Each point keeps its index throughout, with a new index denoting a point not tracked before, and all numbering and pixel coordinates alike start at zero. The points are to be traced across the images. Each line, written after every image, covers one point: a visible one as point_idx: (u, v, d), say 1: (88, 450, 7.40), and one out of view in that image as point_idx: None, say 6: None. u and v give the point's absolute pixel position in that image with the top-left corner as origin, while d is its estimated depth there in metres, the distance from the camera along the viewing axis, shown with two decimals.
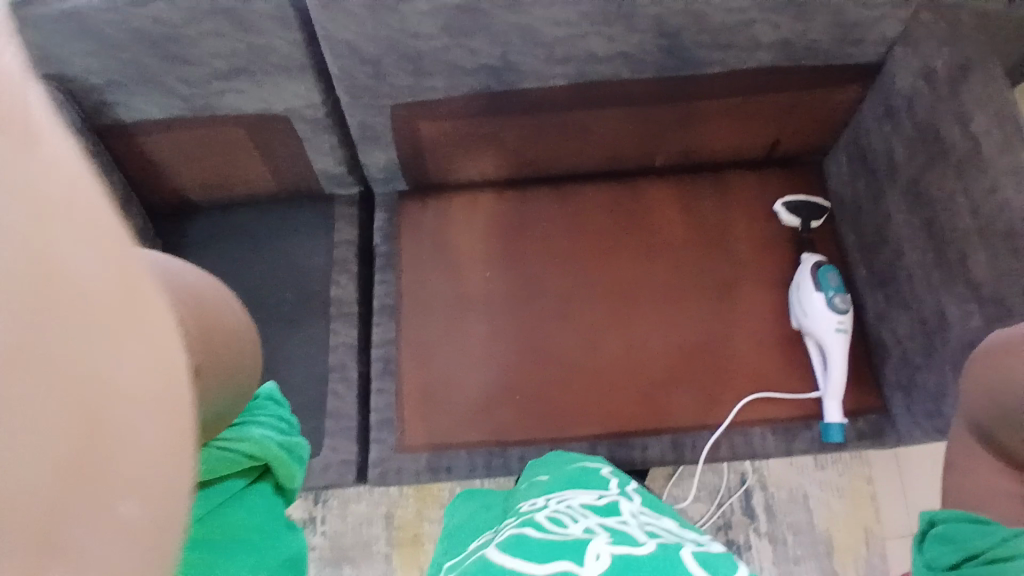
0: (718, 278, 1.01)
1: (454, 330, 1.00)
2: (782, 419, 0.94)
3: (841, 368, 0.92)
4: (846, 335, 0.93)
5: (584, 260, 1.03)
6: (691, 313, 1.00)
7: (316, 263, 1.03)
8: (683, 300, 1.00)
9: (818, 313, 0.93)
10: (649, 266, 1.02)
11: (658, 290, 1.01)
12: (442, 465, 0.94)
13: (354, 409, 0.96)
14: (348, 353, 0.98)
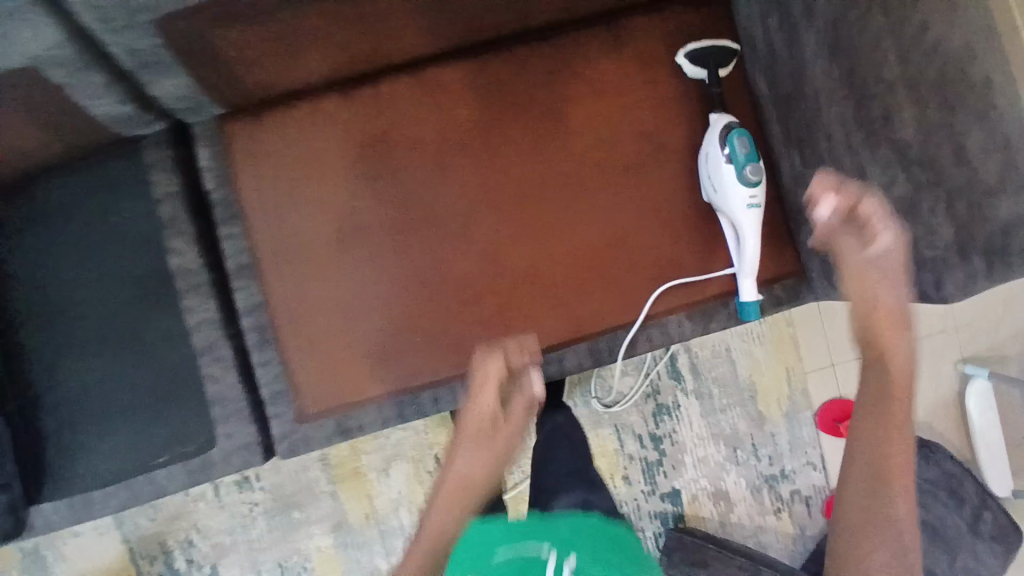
0: (620, 159, 0.88)
1: (331, 278, 0.86)
2: (698, 303, 0.89)
3: (755, 244, 0.84)
4: (759, 208, 0.83)
5: (467, 164, 0.87)
6: (596, 205, 0.88)
7: (137, 228, 0.83)
8: (585, 188, 0.88)
9: (728, 187, 0.82)
10: (542, 160, 0.88)
11: (557, 186, 0.88)
12: (352, 424, 0.86)
13: (239, 389, 0.85)
14: (214, 330, 0.84)
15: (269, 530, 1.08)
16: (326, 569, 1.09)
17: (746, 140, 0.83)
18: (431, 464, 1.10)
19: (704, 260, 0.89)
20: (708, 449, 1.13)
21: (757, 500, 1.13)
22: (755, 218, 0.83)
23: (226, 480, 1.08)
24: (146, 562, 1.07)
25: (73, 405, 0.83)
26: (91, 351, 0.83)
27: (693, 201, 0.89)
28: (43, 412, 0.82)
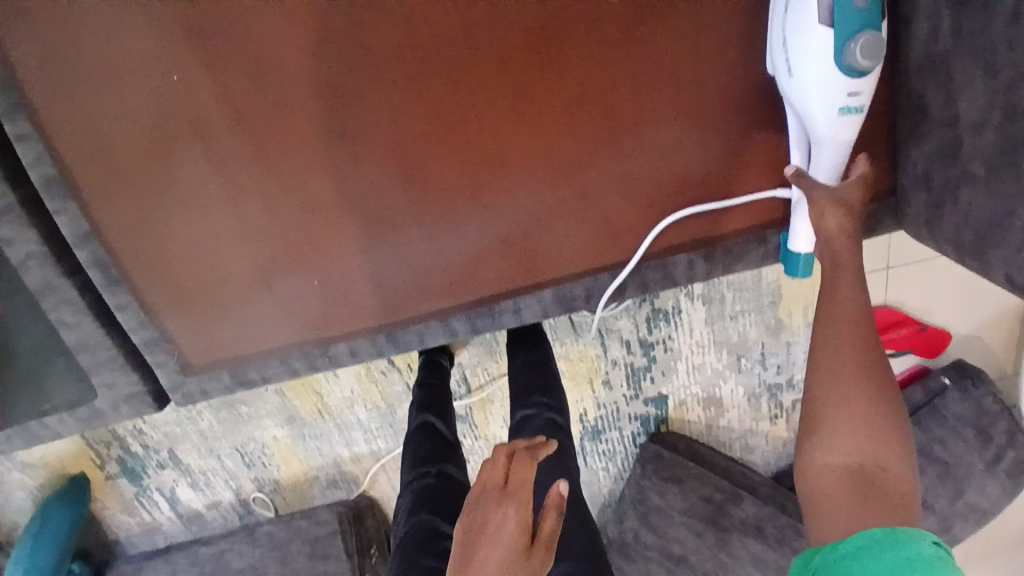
0: (601, 26, 0.59)
1: (190, 200, 0.62)
2: (720, 236, 0.66)
3: (836, 161, 0.61)
4: (857, 108, 0.58)
5: (368, 26, 0.57)
6: (562, 97, 0.61)
7: None
8: (539, 73, 0.60)
9: (819, 72, 0.56)
10: (483, 22, 0.58)
11: (505, 64, 0.60)
12: (253, 376, 0.69)
13: (108, 336, 0.68)
14: (49, 267, 0.63)
15: (219, 422, 1.01)
16: (286, 455, 1.04)
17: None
18: (382, 365, 0.96)
19: (718, 177, 0.65)
20: (708, 357, 0.95)
21: (753, 407, 0.99)
22: (849, 123, 0.58)
23: None
24: (102, 448, 1.06)
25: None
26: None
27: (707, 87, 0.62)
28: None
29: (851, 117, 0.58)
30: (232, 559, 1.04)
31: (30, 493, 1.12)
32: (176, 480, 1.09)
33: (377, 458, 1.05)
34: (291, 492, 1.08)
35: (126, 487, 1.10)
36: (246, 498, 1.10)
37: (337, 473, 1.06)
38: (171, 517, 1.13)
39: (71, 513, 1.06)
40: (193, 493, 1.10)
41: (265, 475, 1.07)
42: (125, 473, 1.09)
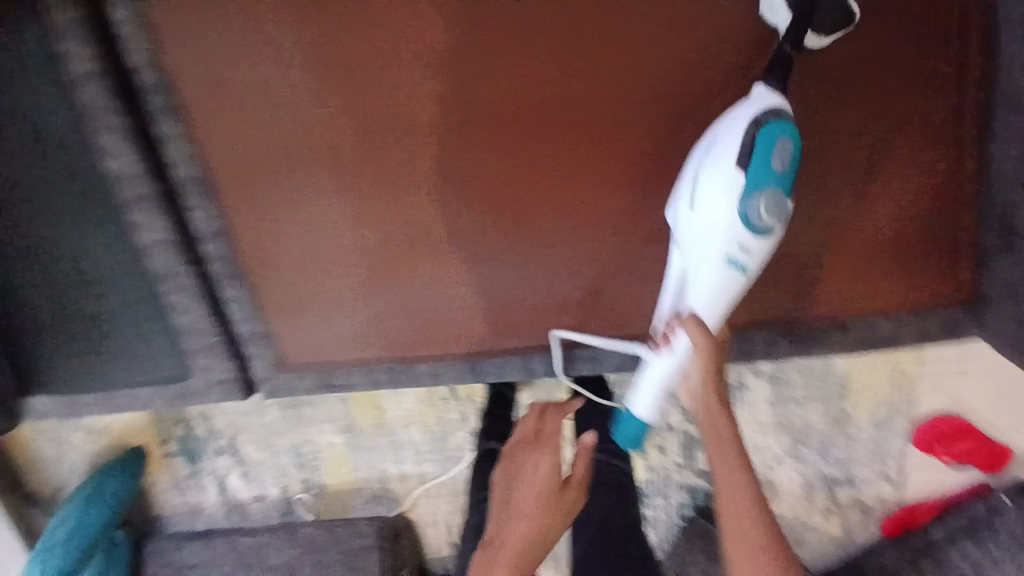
0: (709, 112, 0.64)
1: (316, 216, 0.68)
2: (802, 318, 0.73)
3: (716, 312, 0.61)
4: (740, 270, 0.58)
5: (501, 88, 0.63)
6: (665, 172, 0.66)
7: (63, 121, 0.63)
8: (651, 147, 0.65)
9: (708, 217, 0.57)
10: (604, 97, 0.63)
11: (621, 134, 0.65)
12: (338, 382, 0.74)
13: (212, 326, 0.73)
14: (171, 254, 0.68)
15: (284, 422, 1.07)
16: (336, 462, 1.08)
17: (784, 159, 0.56)
18: (445, 392, 0.99)
19: (806, 264, 0.72)
20: (765, 437, 0.94)
21: (806, 496, 0.97)
22: (731, 281, 0.59)
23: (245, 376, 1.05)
24: (168, 424, 1.10)
25: (47, 312, 0.74)
26: (48, 258, 0.70)
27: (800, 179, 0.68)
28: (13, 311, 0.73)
29: (733, 275, 0.59)
30: (269, 554, 1.07)
31: (83, 459, 1.14)
32: (230, 468, 1.13)
33: (422, 481, 1.08)
34: (334, 499, 1.11)
35: (180, 467, 1.14)
36: (291, 497, 1.13)
37: (381, 488, 1.09)
38: (215, 503, 1.16)
39: (129, 484, 1.10)
40: (242, 483, 1.14)
41: (313, 478, 1.11)
42: (182, 453, 1.12)
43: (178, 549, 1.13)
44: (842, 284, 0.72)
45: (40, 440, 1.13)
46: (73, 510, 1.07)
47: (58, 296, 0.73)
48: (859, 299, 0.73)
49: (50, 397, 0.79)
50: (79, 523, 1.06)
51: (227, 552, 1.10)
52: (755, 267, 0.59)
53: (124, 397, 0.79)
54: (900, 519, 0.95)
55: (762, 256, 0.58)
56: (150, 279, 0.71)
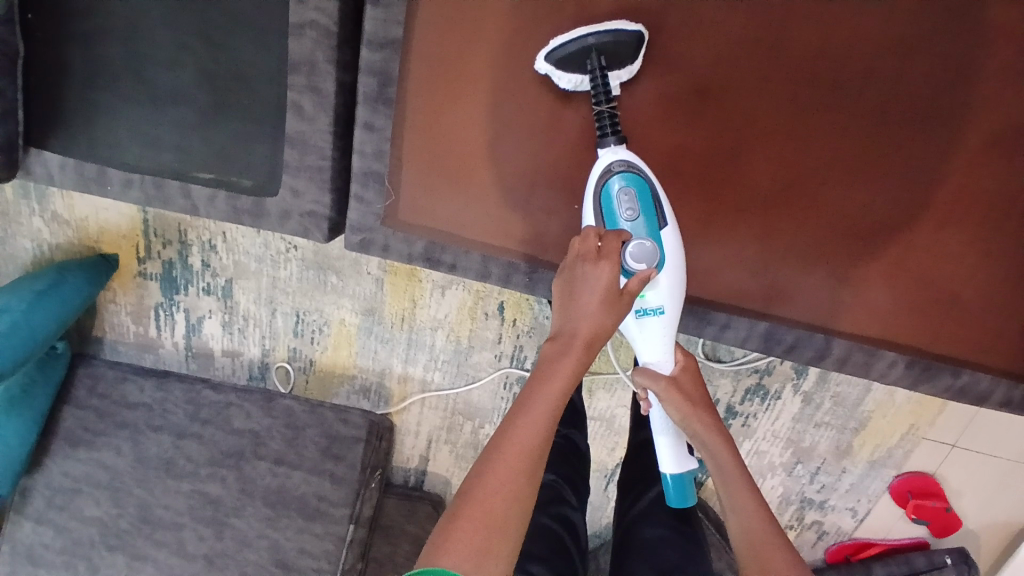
0: (981, 122, 0.58)
1: (509, 69, 0.59)
2: (951, 358, 0.64)
3: (659, 356, 0.62)
4: (659, 312, 0.60)
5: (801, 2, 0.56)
6: (903, 167, 0.59)
7: None
8: (885, 128, 0.59)
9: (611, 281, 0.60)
10: (892, 59, 0.57)
11: (860, 103, 0.58)
12: (444, 259, 0.65)
13: (328, 144, 0.62)
14: (323, 46, 0.58)
15: (299, 281, 0.95)
16: (340, 341, 0.99)
17: (635, 211, 0.57)
18: (492, 307, 0.93)
19: (980, 309, 0.63)
20: (770, 446, 0.98)
21: (777, 509, 1.03)
22: (654, 327, 0.61)
23: (271, 236, 0.93)
24: (158, 243, 0.96)
25: (140, 65, 0.63)
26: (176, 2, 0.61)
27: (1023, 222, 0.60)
28: (103, 50, 0.63)
29: (652, 320, 0.60)
30: (234, 417, 0.95)
31: (37, 251, 0.98)
32: (212, 312, 1.00)
33: (423, 389, 1.01)
34: (319, 379, 1.03)
35: (153, 293, 0.99)
36: (270, 363, 1.02)
37: (375, 383, 1.02)
38: (176, 344, 1.03)
39: (88, 292, 0.93)
40: (220, 332, 1.01)
41: (305, 351, 1.01)
42: (161, 280, 0.98)
43: (122, 382, 0.96)
44: (992, 343, 0.64)
45: None
46: (16, 302, 0.86)
47: (160, 51, 0.62)
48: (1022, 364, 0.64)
49: (84, 163, 0.67)
50: (24, 317, 0.85)
51: (183, 402, 0.96)
52: (672, 309, 0.60)
53: (174, 191, 0.66)
54: (847, 550, 1.04)
55: (673, 296, 0.60)
56: (283, 70, 0.61)
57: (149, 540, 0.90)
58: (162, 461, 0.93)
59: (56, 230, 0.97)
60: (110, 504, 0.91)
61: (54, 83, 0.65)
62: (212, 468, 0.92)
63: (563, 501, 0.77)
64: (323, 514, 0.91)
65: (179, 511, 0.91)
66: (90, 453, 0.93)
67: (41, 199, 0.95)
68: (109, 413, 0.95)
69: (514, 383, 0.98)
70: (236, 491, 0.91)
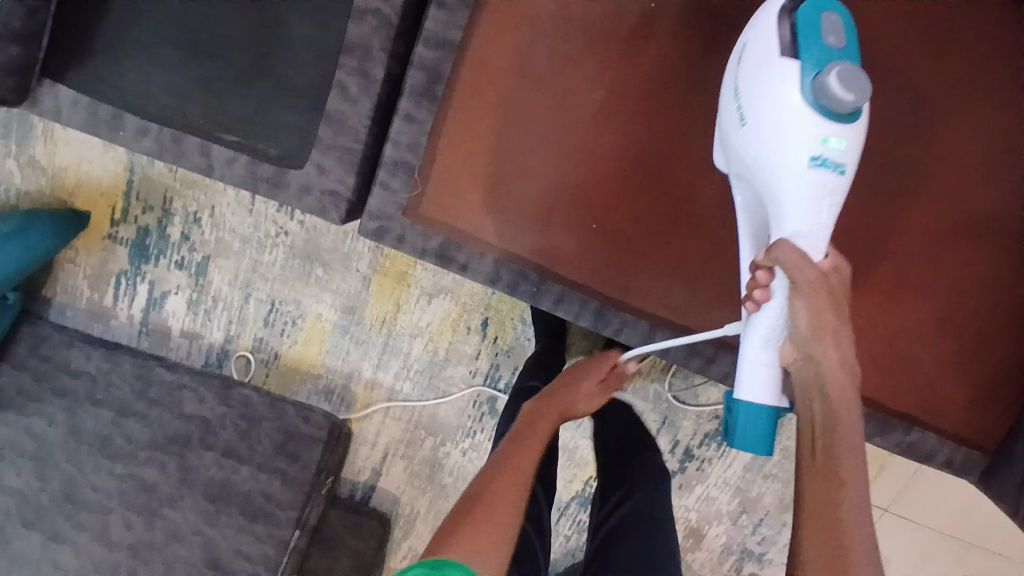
0: (941, 207, 0.67)
1: (551, 89, 0.63)
2: (901, 413, 0.70)
3: (813, 228, 0.51)
4: (836, 163, 0.50)
5: None
6: (878, 234, 0.67)
7: None
8: (866, 199, 0.67)
9: (785, 115, 0.50)
10: (885, 140, 0.66)
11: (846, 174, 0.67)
12: (457, 259, 0.66)
13: (363, 127, 0.63)
14: (380, 34, 0.61)
15: (282, 267, 0.93)
16: (313, 337, 0.96)
17: (836, 38, 0.50)
18: (475, 322, 0.94)
19: (929, 371, 0.70)
20: (719, 493, 1.00)
21: (719, 559, 1.04)
22: (823, 180, 0.50)
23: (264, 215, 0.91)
24: (138, 206, 0.92)
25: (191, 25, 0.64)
26: None
27: (970, 298, 0.69)
28: None
29: (828, 174, 0.50)
30: (185, 401, 0.89)
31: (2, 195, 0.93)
32: (179, 288, 0.95)
33: (389, 397, 0.99)
34: (281, 374, 0.98)
35: (118, 259, 0.95)
36: (231, 350, 0.98)
37: (340, 386, 0.99)
38: (131, 318, 0.97)
39: (52, 245, 0.88)
40: (183, 311, 0.96)
41: (272, 343, 0.97)
42: (132, 246, 0.94)
43: (67, 347, 0.91)
44: (937, 405, 0.70)
45: None
46: None
47: None
48: (959, 426, 0.71)
49: (101, 103, 0.64)
50: None
51: (130, 377, 0.90)
52: (845, 169, 0.50)
53: (191, 148, 0.64)
54: None
55: (852, 149, 0.50)
56: (333, 51, 0.63)
57: (70, 521, 0.84)
58: (98, 438, 0.86)
59: (30, 177, 0.92)
60: (32, 475, 0.84)
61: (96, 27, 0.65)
62: (152, 452, 0.86)
63: (538, 502, 0.77)
64: (267, 515, 0.85)
65: (109, 494, 0.84)
66: (19, 419, 0.86)
67: (22, 141, 0.91)
68: (47, 377, 0.89)
69: (484, 403, 0.98)
70: (175, 481, 0.85)
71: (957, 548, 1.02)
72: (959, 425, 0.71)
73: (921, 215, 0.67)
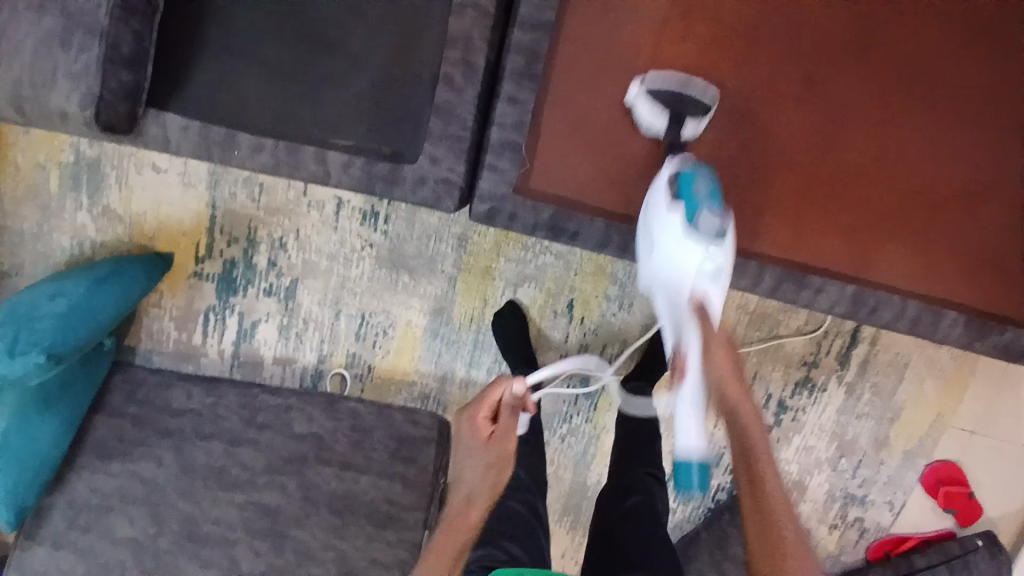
0: (1014, 117, 0.71)
1: (638, 58, 0.68)
2: (998, 315, 0.75)
3: (720, 295, 0.64)
4: (719, 278, 0.63)
5: (874, 15, 0.69)
6: (960, 149, 0.71)
7: None
8: (946, 121, 0.71)
9: (677, 243, 0.62)
10: (948, 57, 0.70)
11: (924, 98, 0.70)
12: (568, 228, 0.70)
13: (470, 115, 0.67)
14: (480, 25, 0.65)
15: (369, 280, 0.96)
16: (404, 345, 0.98)
17: (707, 185, 0.62)
18: (561, 306, 0.97)
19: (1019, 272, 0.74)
20: (818, 441, 1.03)
21: (824, 509, 1.06)
22: (717, 257, 0.62)
23: (348, 229, 0.94)
24: (222, 240, 0.95)
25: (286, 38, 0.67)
26: None
27: None
28: (249, 26, 0.67)
29: (720, 242, 0.61)
30: (295, 421, 0.90)
31: (78, 248, 0.96)
32: (269, 315, 0.97)
33: (484, 394, 1.00)
34: (376, 385, 1.00)
35: (206, 295, 0.97)
36: (325, 369, 0.99)
37: (436, 390, 1.00)
38: (222, 352, 0.99)
39: (144, 284, 0.91)
40: (275, 337, 0.98)
41: (365, 356, 0.99)
42: (219, 281, 0.96)
43: (166, 389, 0.91)
44: None
45: (34, 206, 0.94)
46: (75, 286, 0.86)
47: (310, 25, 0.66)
48: None
49: (213, 127, 0.67)
50: (84, 300, 0.85)
51: (236, 407, 0.91)
52: (728, 251, 0.63)
53: (307, 156, 0.67)
54: (888, 545, 1.06)
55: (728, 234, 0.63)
56: (433, 46, 0.66)
57: (195, 560, 0.84)
58: (211, 471, 0.86)
59: (105, 225, 0.95)
60: (147, 521, 0.84)
61: (191, 55, 0.67)
62: (270, 477, 0.86)
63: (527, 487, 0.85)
64: (394, 520, 0.86)
65: (232, 524, 0.85)
66: (125, 466, 0.85)
67: (96, 193, 0.94)
68: (150, 421, 0.88)
69: (577, 384, 1.00)
70: (297, 501, 0.86)
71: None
72: None
73: (998, 129, 0.71)
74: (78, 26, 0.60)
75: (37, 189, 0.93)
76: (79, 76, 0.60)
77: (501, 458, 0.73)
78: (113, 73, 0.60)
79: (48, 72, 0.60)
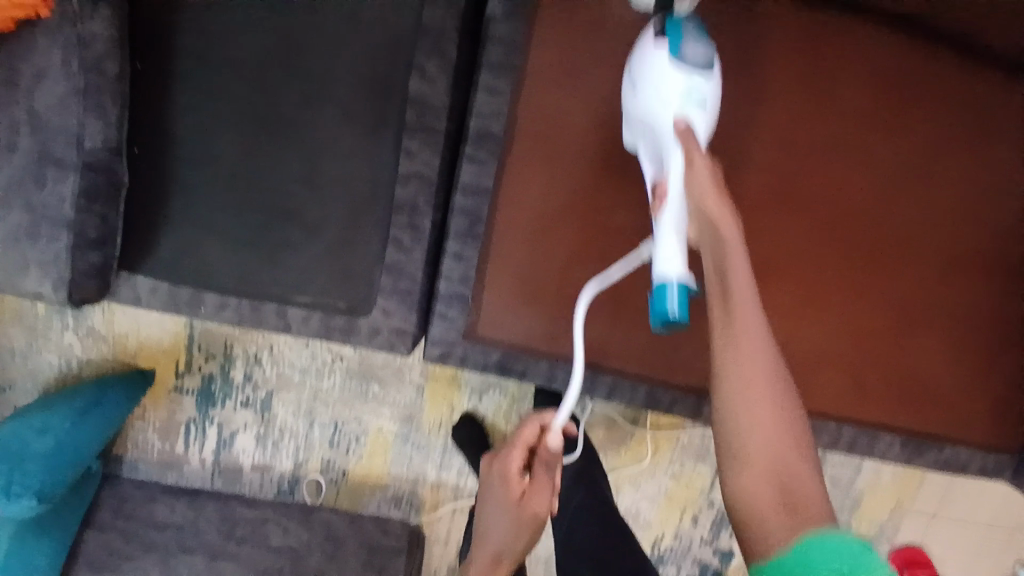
0: (935, 254, 0.75)
1: (574, 212, 0.72)
2: (930, 436, 0.78)
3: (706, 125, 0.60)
4: (704, 105, 0.59)
5: (799, 163, 0.73)
6: (886, 284, 0.75)
7: (399, 50, 0.68)
8: (869, 257, 0.74)
9: (661, 73, 0.59)
10: (885, 191, 0.74)
11: (847, 237, 0.74)
12: (515, 367, 0.75)
13: (420, 271, 0.73)
14: (425, 192, 0.71)
15: (340, 390, 1.00)
16: (376, 450, 1.03)
17: (695, 30, 0.60)
18: (525, 410, 1.02)
19: (948, 397, 0.77)
20: None
21: None
22: (696, 117, 0.59)
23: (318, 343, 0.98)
24: (200, 357, 0.99)
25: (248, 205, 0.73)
26: None
27: (971, 326, 0.77)
28: None
29: (695, 111, 0.59)
30: (271, 533, 0.95)
31: (63, 366, 1.01)
32: (247, 425, 1.02)
33: (455, 495, 1.04)
34: (350, 490, 1.04)
35: (186, 408, 1.02)
36: (301, 475, 1.03)
37: (408, 491, 1.04)
38: (203, 461, 1.03)
39: (126, 407, 0.96)
40: (252, 446, 1.02)
41: (339, 462, 1.03)
42: (198, 394, 1.01)
43: (150, 502, 0.96)
44: (961, 424, 0.78)
45: (21, 328, 0.99)
46: (59, 420, 0.90)
47: None
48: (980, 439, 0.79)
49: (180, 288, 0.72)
50: (68, 436, 0.90)
51: (216, 520, 0.95)
52: (711, 105, 0.60)
53: (270, 311, 0.73)
54: None
55: (713, 95, 0.61)
56: (381, 208, 0.71)
57: None
58: None
59: (89, 345, 1.00)
60: None
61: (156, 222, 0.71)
62: None
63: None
64: None
65: None
66: None
67: (79, 316, 0.99)
68: (136, 534, 0.92)
69: None
70: None
71: (1002, 538, 1.08)
72: (980, 439, 0.78)
73: (919, 266, 0.75)
74: (46, 219, 0.63)
75: (24, 313, 0.99)
76: (48, 263, 0.64)
77: (527, 522, 0.63)
78: (83, 255, 0.65)
79: (16, 258, 0.63)
